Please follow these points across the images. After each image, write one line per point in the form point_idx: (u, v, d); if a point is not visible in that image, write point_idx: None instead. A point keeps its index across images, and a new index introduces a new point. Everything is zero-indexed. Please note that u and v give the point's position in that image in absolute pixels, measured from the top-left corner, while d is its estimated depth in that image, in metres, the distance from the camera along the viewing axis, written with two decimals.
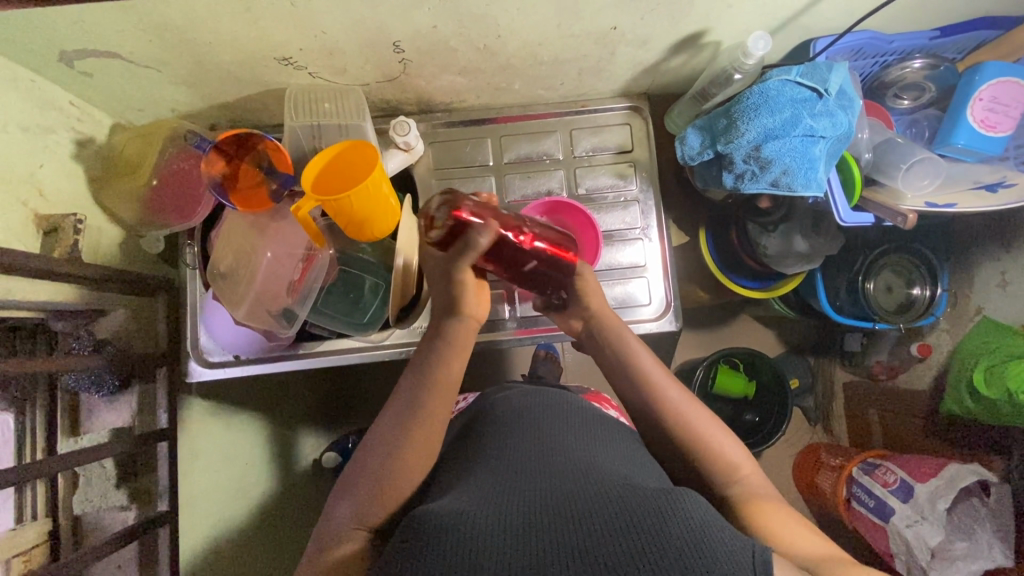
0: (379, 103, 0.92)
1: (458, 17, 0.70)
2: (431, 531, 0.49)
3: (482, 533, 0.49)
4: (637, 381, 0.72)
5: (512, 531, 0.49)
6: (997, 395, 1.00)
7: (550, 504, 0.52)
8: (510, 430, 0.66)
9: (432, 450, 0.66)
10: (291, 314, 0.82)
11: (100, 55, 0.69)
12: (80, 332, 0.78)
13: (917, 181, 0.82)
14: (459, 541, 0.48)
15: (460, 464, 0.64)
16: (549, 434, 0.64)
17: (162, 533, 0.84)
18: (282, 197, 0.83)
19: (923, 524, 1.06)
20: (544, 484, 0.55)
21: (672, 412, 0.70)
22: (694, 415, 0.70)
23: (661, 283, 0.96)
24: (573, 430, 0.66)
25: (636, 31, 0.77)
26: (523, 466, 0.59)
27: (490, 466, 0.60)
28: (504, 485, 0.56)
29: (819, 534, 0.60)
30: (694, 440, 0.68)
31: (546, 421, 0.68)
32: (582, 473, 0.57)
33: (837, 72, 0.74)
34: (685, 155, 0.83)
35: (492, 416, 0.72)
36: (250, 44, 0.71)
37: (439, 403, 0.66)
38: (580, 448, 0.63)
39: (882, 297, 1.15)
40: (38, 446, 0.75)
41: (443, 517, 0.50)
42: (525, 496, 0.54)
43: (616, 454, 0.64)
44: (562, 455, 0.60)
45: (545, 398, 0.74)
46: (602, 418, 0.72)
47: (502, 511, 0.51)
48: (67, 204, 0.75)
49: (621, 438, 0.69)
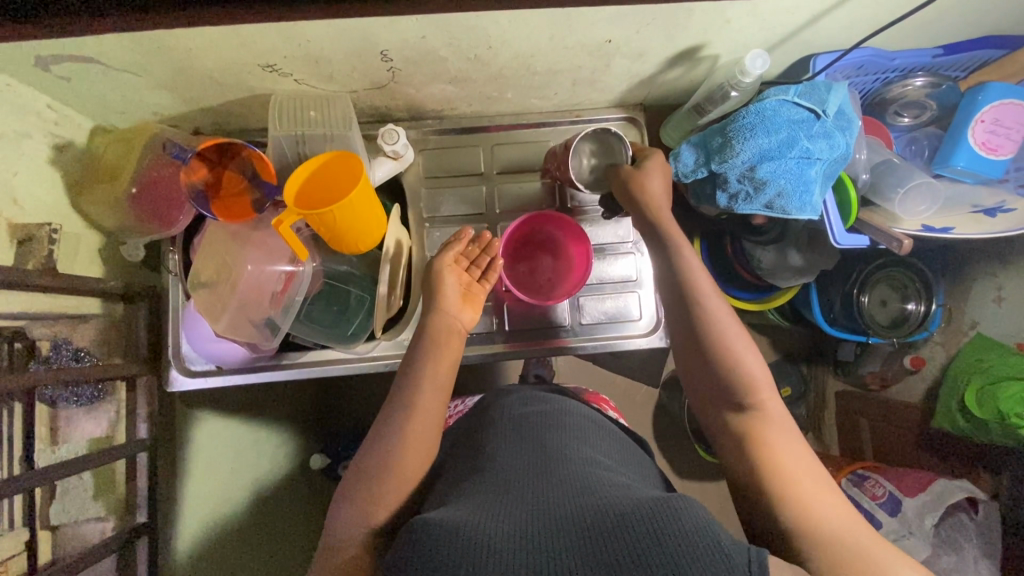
0: (368, 110, 0.89)
1: (448, 28, 0.68)
2: (427, 538, 0.47)
3: (479, 538, 0.46)
4: (680, 281, 0.72)
5: (509, 537, 0.47)
6: (989, 416, 0.99)
7: (547, 512, 0.50)
8: (512, 437, 0.64)
9: (430, 449, 0.67)
10: (274, 325, 0.79)
11: (78, 59, 0.67)
12: (58, 340, 0.76)
13: (913, 207, 0.81)
14: (455, 546, 0.46)
15: (459, 471, 0.63)
16: (551, 444, 0.63)
17: (140, 545, 0.82)
18: (265, 206, 0.82)
19: (910, 539, 1.04)
20: (542, 492, 0.54)
21: (710, 322, 0.69)
22: (728, 330, 0.68)
23: (653, 299, 0.94)
24: (574, 440, 0.65)
25: (632, 44, 0.75)
26: (522, 475, 0.57)
27: (489, 474, 0.58)
28: (501, 493, 0.54)
29: (823, 486, 0.61)
30: (725, 355, 0.67)
31: (545, 432, 0.66)
32: (582, 482, 0.55)
33: (836, 93, 0.73)
34: (679, 171, 0.81)
35: (491, 422, 0.70)
36: (233, 51, 0.68)
37: (434, 401, 0.69)
38: (580, 457, 0.61)
39: (877, 311, 1.14)
40: (17, 458, 0.72)
41: (439, 524, 0.48)
42: (522, 505, 0.52)
43: (617, 467, 0.62)
44: (561, 464, 0.59)
45: (548, 405, 0.73)
46: (605, 431, 0.71)
47: (498, 518, 0.50)
48: (44, 210, 0.73)
49: (624, 454, 0.68)
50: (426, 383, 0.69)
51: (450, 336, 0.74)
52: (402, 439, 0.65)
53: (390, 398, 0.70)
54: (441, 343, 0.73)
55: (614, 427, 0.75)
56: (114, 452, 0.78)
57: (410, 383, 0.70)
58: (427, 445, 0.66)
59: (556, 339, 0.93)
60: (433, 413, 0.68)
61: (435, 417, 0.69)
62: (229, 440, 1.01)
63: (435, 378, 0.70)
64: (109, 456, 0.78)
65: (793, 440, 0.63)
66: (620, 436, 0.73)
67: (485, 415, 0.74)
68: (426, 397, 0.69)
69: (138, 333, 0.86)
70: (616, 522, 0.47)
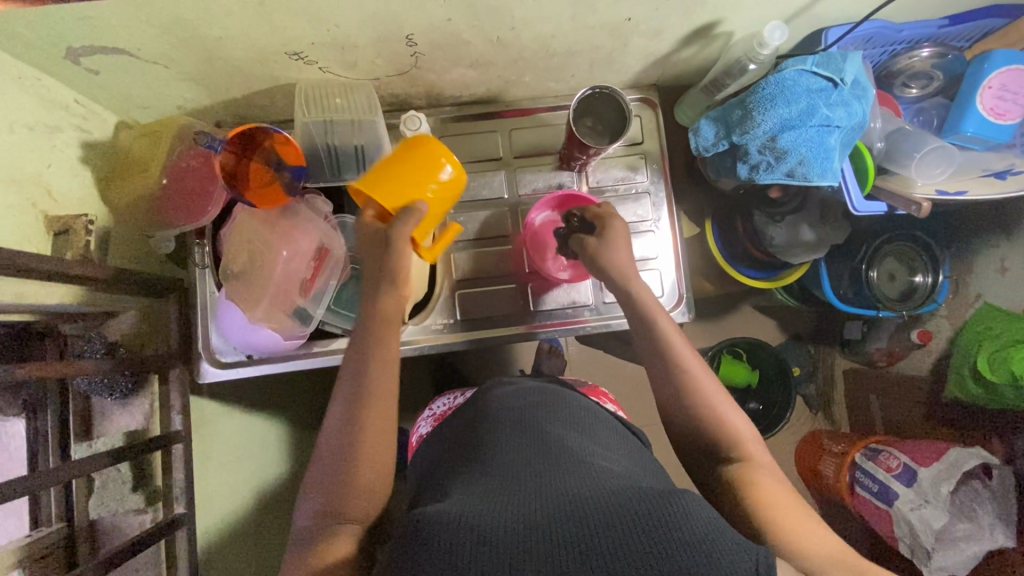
0: (388, 98, 0.91)
1: (473, 10, 0.69)
2: (434, 530, 0.47)
3: (483, 530, 0.47)
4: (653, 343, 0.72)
5: (515, 527, 0.48)
6: (1001, 380, 1.01)
7: (550, 501, 0.52)
8: (509, 430, 0.66)
9: (392, 427, 0.63)
10: (305, 314, 0.82)
11: (108, 51, 0.67)
12: (91, 335, 0.77)
13: (930, 169, 0.83)
14: (458, 537, 0.47)
15: (458, 464, 0.64)
16: (552, 434, 0.64)
17: (179, 535, 0.83)
18: (298, 191, 0.83)
19: (927, 507, 1.06)
20: (545, 483, 0.55)
21: (687, 375, 0.70)
22: (706, 384, 0.70)
23: (674, 273, 0.96)
24: (574, 432, 0.66)
25: (651, 22, 0.77)
26: (525, 466, 0.58)
27: (489, 467, 0.59)
28: (505, 486, 0.55)
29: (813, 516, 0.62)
30: (705, 407, 0.69)
31: (544, 422, 0.67)
32: (584, 472, 0.56)
33: (852, 62, 0.75)
34: (699, 146, 0.83)
35: (487, 414, 0.72)
36: (261, 38, 0.69)
37: (389, 380, 0.64)
38: (581, 447, 0.62)
39: (886, 285, 1.16)
40: (51, 450, 0.74)
41: (442, 515, 0.49)
42: (525, 496, 0.53)
43: (618, 459, 0.64)
44: (563, 455, 0.59)
45: (543, 394, 0.74)
46: (603, 420, 0.73)
47: (503, 509, 0.51)
48: (75, 204, 0.74)
49: (623, 442, 0.70)
50: (375, 367, 0.64)
51: (388, 315, 0.67)
52: (363, 425, 0.61)
53: (340, 393, 0.64)
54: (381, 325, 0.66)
55: (611, 416, 0.76)
56: (146, 444, 0.78)
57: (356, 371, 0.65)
58: (385, 429, 0.62)
59: (579, 318, 0.94)
60: (388, 399, 0.64)
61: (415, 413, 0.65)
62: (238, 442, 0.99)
63: (386, 361, 0.65)
64: (144, 447, 0.78)
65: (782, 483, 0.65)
66: (616, 425, 0.74)
67: (480, 407, 0.75)
68: (378, 385, 0.64)
69: (169, 326, 0.88)
70: (622, 512, 0.49)
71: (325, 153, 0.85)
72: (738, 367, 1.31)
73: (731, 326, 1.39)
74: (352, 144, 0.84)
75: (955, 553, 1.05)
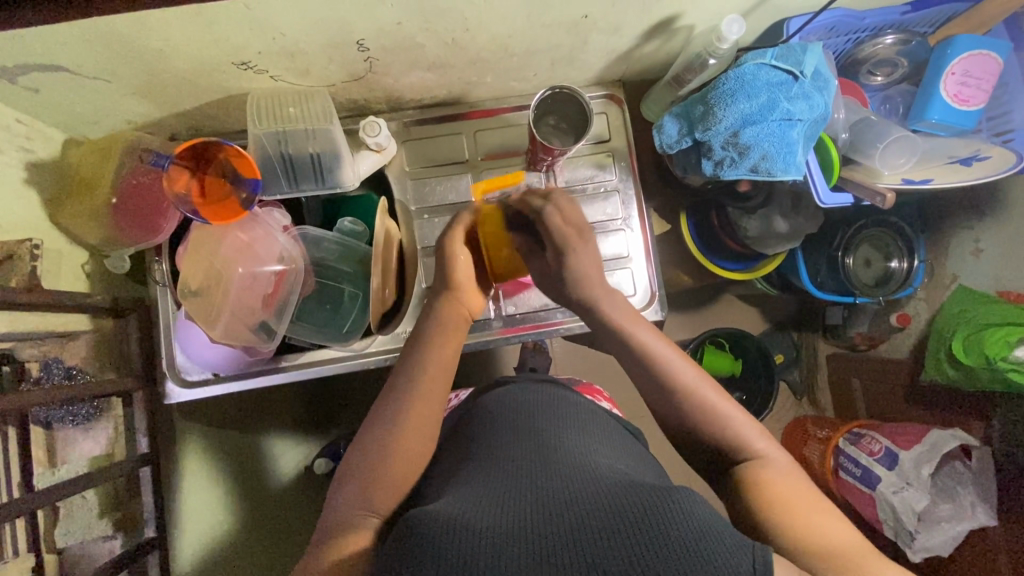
0: (346, 104, 0.89)
1: (423, 13, 0.67)
2: (429, 533, 0.45)
3: (479, 533, 0.45)
4: (646, 361, 0.68)
5: (512, 532, 0.46)
6: (977, 364, 0.98)
7: (546, 501, 0.50)
8: (505, 432, 0.64)
9: (415, 451, 0.62)
10: (268, 328, 0.80)
11: (46, 69, 0.65)
12: (47, 359, 0.76)
13: (894, 159, 0.84)
14: (455, 542, 0.44)
15: (452, 465, 0.63)
16: (548, 433, 0.63)
17: (152, 558, 0.83)
18: (254, 204, 0.78)
19: (910, 489, 1.05)
20: (540, 479, 0.54)
21: (686, 391, 0.65)
22: (708, 395, 0.65)
23: (646, 273, 0.95)
24: (568, 429, 0.65)
25: (608, 19, 0.75)
26: (520, 465, 0.57)
27: (489, 471, 0.57)
28: (501, 486, 0.54)
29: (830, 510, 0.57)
30: (711, 417, 0.64)
31: (538, 420, 0.66)
32: (580, 470, 0.55)
33: (812, 54, 0.75)
34: (663, 143, 0.84)
35: (482, 415, 0.71)
36: (204, 50, 0.66)
37: (438, 386, 0.66)
38: (578, 446, 0.60)
39: (861, 271, 1.14)
40: (15, 482, 0.70)
41: (434, 516, 0.47)
42: (519, 496, 0.51)
43: (615, 454, 0.63)
44: (560, 455, 0.58)
45: (539, 394, 0.73)
46: (600, 418, 0.72)
47: (499, 513, 0.49)
48: (18, 227, 0.72)
49: (618, 440, 0.68)
50: (430, 373, 0.67)
51: (451, 325, 0.71)
52: (404, 420, 0.63)
53: (381, 395, 0.67)
54: (437, 336, 0.70)
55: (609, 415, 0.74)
56: (119, 467, 0.78)
57: (400, 366, 0.68)
58: (433, 429, 0.65)
59: (552, 320, 0.94)
60: (436, 400, 0.66)
61: (422, 430, 0.64)
62: (196, 453, 0.95)
63: (438, 357, 0.68)
64: (112, 472, 0.77)
65: (803, 483, 0.60)
66: (609, 424, 0.72)
67: (475, 408, 0.74)
68: (424, 385, 0.66)
69: (130, 347, 0.85)
70: (616, 510, 0.47)
71: (280, 164, 0.83)
72: (720, 357, 1.29)
73: (712, 317, 1.37)
74: (309, 153, 0.82)
75: (939, 534, 1.04)
